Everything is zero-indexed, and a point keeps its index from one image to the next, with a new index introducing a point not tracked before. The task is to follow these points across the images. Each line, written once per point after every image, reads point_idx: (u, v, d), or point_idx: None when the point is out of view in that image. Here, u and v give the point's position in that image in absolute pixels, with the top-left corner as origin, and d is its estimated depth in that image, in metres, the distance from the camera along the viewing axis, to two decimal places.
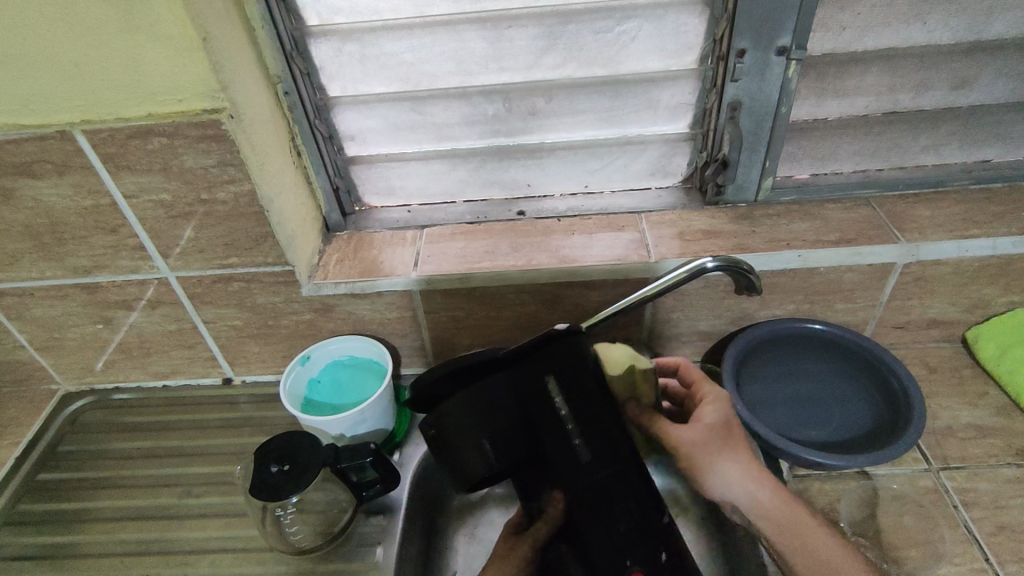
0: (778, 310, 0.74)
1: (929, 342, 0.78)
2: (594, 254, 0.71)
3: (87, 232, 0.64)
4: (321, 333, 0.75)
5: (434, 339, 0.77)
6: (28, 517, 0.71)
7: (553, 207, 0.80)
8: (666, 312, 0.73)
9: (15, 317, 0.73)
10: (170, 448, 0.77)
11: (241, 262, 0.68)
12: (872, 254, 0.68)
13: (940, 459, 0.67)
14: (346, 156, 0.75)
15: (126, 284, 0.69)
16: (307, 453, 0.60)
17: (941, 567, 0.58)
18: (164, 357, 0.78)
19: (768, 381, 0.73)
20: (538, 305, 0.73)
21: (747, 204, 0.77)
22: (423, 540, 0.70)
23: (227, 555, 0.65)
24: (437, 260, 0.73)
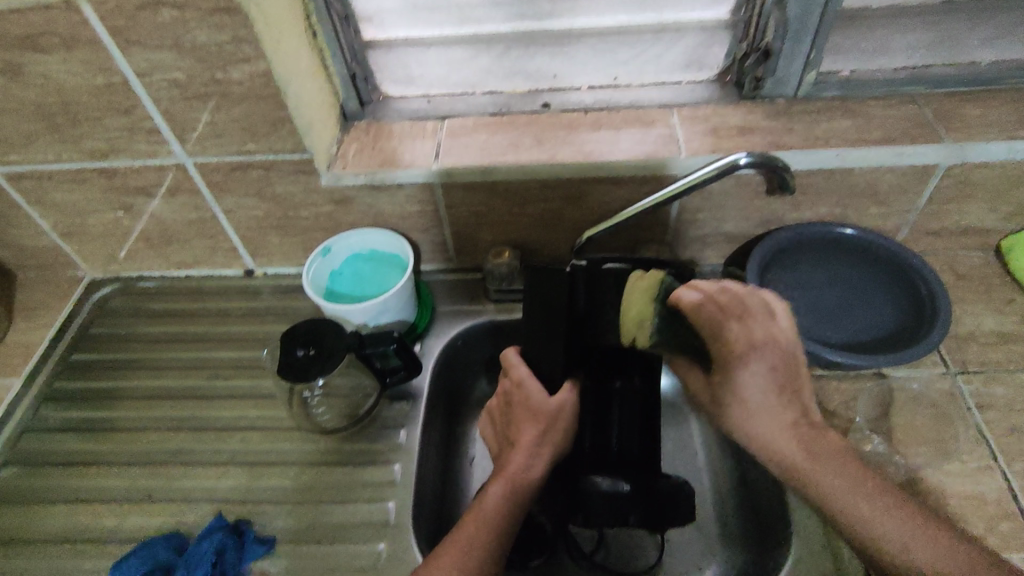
0: (809, 213, 0.72)
1: (961, 250, 0.76)
2: (622, 149, 0.69)
3: (100, 112, 0.63)
4: (341, 225, 0.75)
5: (455, 235, 0.76)
6: (66, 393, 0.74)
7: (580, 99, 0.76)
8: (692, 212, 0.71)
9: (36, 202, 0.73)
10: (197, 334, 0.79)
11: (259, 148, 0.66)
12: (916, 154, 0.65)
13: (959, 363, 0.67)
14: (363, 41, 0.72)
15: (144, 169, 0.68)
16: (333, 338, 0.61)
17: (948, 462, 0.60)
18: (187, 246, 0.79)
19: (792, 286, 0.71)
20: (562, 201, 0.71)
21: (785, 100, 0.72)
22: (445, 425, 0.74)
23: (257, 433, 0.68)
24: (459, 152, 0.70)
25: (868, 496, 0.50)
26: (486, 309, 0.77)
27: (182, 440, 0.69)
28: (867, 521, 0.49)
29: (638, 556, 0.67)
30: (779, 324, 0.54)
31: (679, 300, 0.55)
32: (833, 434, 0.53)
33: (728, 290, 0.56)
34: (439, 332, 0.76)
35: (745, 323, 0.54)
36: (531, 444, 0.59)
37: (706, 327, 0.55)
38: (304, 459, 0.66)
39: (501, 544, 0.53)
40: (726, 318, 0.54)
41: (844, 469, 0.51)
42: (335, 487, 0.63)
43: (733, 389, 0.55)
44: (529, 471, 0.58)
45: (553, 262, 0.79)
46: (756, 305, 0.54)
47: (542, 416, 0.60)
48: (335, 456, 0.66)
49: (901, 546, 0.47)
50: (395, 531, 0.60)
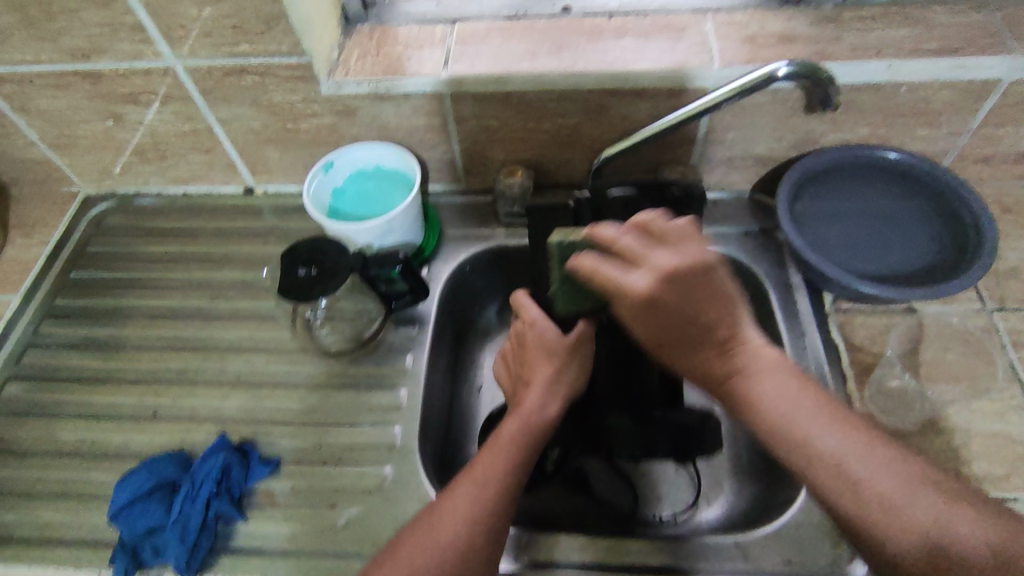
0: (849, 134, 0.66)
1: (1009, 180, 0.70)
2: (649, 58, 0.63)
3: (77, 5, 0.57)
4: (343, 140, 0.70)
5: (465, 153, 0.71)
6: (67, 311, 0.72)
7: (605, 3, 0.69)
8: (722, 130, 0.66)
9: (20, 108, 0.68)
10: (197, 253, 0.76)
11: (253, 50, 0.60)
12: (977, 67, 0.58)
13: (997, 299, 0.63)
14: None
15: (130, 73, 0.63)
16: (336, 257, 0.58)
17: (977, 401, 0.57)
18: (182, 160, 0.75)
19: (824, 216, 0.67)
20: (581, 116, 0.66)
21: (834, 6, 0.65)
22: (452, 351, 0.72)
23: (260, 355, 0.67)
24: (470, 59, 0.64)
25: (825, 420, 0.45)
26: (496, 233, 0.73)
27: (185, 360, 0.67)
28: (819, 440, 0.45)
29: (670, 493, 0.65)
30: (694, 248, 0.47)
31: (579, 262, 0.49)
32: (770, 351, 0.48)
33: (627, 234, 0.48)
34: (447, 256, 0.72)
35: (674, 253, 0.47)
36: (546, 381, 0.57)
37: (606, 284, 0.48)
38: (308, 382, 0.64)
39: (517, 479, 0.51)
40: (653, 251, 0.47)
41: (787, 385, 0.47)
42: (338, 410, 0.62)
43: (660, 328, 0.47)
44: (546, 409, 0.56)
45: (569, 184, 0.75)
46: (683, 231, 0.48)
47: (556, 354, 0.59)
48: (340, 379, 0.64)
49: (840, 464, 0.44)
50: (401, 455, 0.59)
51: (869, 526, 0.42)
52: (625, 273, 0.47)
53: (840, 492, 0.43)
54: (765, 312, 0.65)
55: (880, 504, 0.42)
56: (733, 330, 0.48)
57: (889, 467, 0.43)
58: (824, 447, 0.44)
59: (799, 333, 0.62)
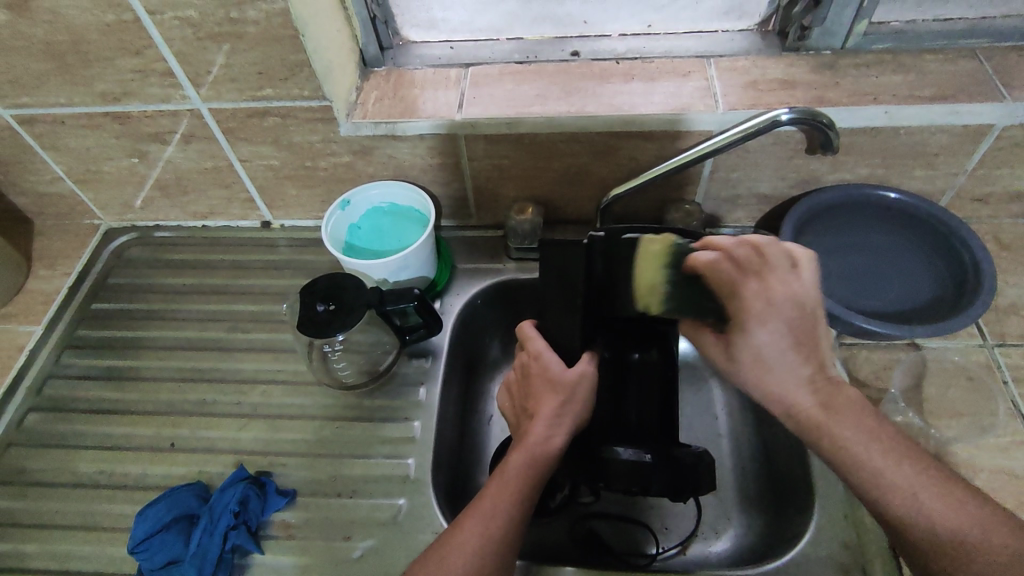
0: (849, 174, 0.68)
1: (1006, 218, 0.72)
2: (655, 102, 0.65)
3: (111, 52, 0.60)
4: (360, 177, 0.73)
5: (476, 191, 0.74)
6: (88, 342, 0.74)
7: (612, 48, 0.72)
8: (726, 170, 0.68)
9: (49, 146, 0.71)
10: (214, 286, 0.78)
11: (276, 94, 0.63)
12: (970, 113, 0.61)
13: (997, 335, 0.65)
14: None
15: (157, 114, 0.66)
16: (353, 293, 0.60)
17: (980, 436, 0.58)
18: (203, 196, 0.77)
19: (826, 251, 0.69)
20: (589, 156, 0.68)
21: (831, 52, 0.68)
22: (464, 383, 0.73)
23: (277, 386, 0.68)
24: (483, 102, 0.67)
25: (879, 448, 0.47)
26: (506, 267, 0.75)
27: (203, 391, 0.69)
28: (876, 466, 0.47)
29: (675, 525, 0.67)
30: (800, 281, 0.50)
31: (694, 260, 0.51)
32: (851, 389, 0.50)
33: (737, 251, 0.51)
34: (459, 289, 0.74)
35: (767, 281, 0.50)
36: (551, 414, 0.57)
37: (722, 285, 0.51)
38: (323, 413, 0.66)
39: (523, 514, 0.52)
40: (769, 273, 0.50)
41: (862, 422, 0.49)
42: (353, 442, 0.64)
43: (741, 349, 0.52)
44: (550, 443, 0.56)
45: (577, 220, 0.77)
46: (774, 256, 0.50)
47: (561, 387, 0.58)
48: (354, 411, 0.66)
49: (908, 490, 0.46)
50: (415, 487, 0.60)
51: (913, 536, 0.45)
52: (739, 289, 0.50)
53: (898, 511, 0.46)
54: None
55: (930, 525, 0.44)
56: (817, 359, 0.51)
57: (949, 496, 0.45)
58: (878, 470, 0.47)
59: None
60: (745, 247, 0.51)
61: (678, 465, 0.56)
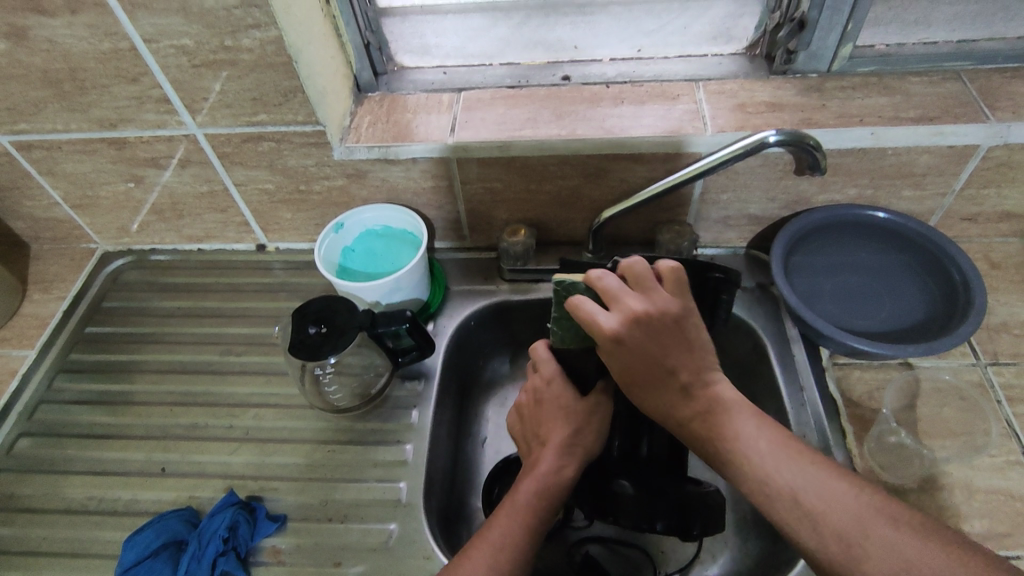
0: (838, 195, 0.69)
1: (996, 237, 0.73)
2: (644, 125, 0.66)
3: (108, 80, 0.61)
4: (354, 201, 0.73)
5: (469, 213, 0.74)
6: (80, 365, 0.74)
7: (602, 72, 0.73)
8: (716, 191, 0.69)
9: (46, 172, 0.72)
10: (208, 309, 0.78)
11: (271, 119, 0.64)
12: (955, 134, 0.62)
13: (990, 354, 0.65)
14: (377, 8, 0.69)
15: (153, 140, 0.67)
16: (345, 316, 0.60)
17: (976, 457, 0.58)
18: (198, 219, 0.78)
19: (818, 272, 0.69)
20: (581, 179, 0.69)
21: (818, 76, 0.69)
22: (457, 406, 0.73)
23: (269, 410, 0.68)
24: (475, 126, 0.68)
25: (783, 459, 0.47)
26: (500, 288, 0.76)
27: (195, 415, 0.68)
28: (785, 482, 0.46)
29: (674, 549, 0.66)
30: (669, 298, 0.50)
31: (575, 303, 0.51)
32: (729, 392, 0.51)
33: (605, 278, 0.51)
34: (452, 311, 0.74)
35: (646, 299, 0.50)
36: (562, 442, 0.58)
37: (585, 321, 0.50)
38: (315, 437, 0.66)
39: (535, 541, 0.52)
40: (626, 295, 0.50)
41: (748, 432, 0.49)
42: (345, 466, 0.63)
43: (635, 370, 0.50)
44: (562, 471, 0.56)
45: (570, 242, 0.77)
46: (670, 277, 0.51)
47: (574, 416, 0.59)
48: (346, 435, 0.65)
49: (817, 507, 0.44)
50: (407, 512, 0.60)
51: (834, 563, 0.43)
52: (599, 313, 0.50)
53: (810, 532, 0.44)
54: (763, 366, 0.67)
55: (845, 542, 0.43)
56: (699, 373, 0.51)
57: (848, 501, 0.44)
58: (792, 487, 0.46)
59: (797, 388, 0.63)
60: (612, 275, 0.52)
61: (682, 496, 0.57)
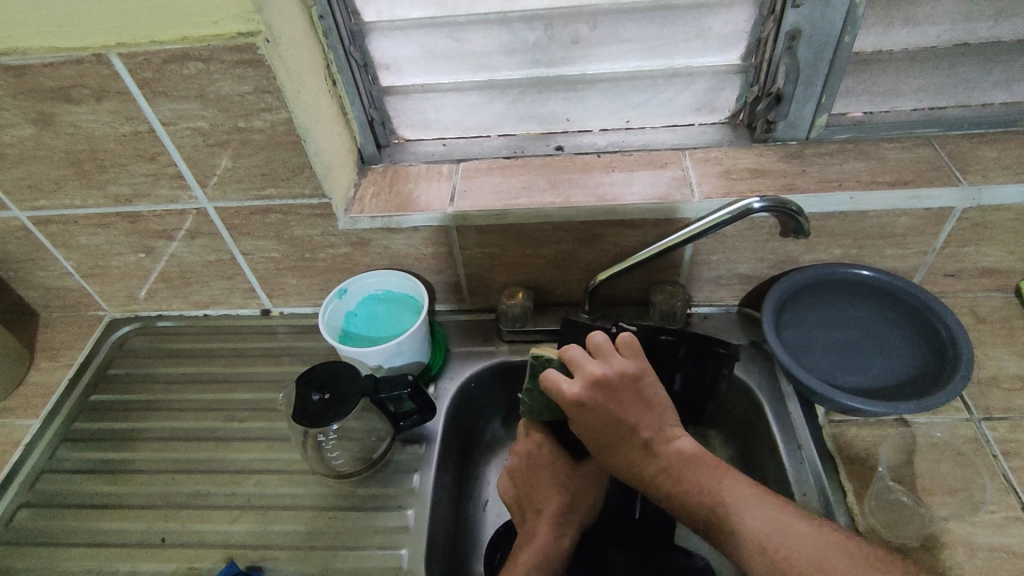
0: (824, 254, 0.71)
1: (980, 291, 0.75)
2: (635, 192, 0.69)
3: (125, 159, 0.64)
4: (357, 267, 0.76)
5: (469, 276, 0.77)
6: (84, 434, 0.75)
7: (593, 142, 0.77)
8: (706, 253, 0.71)
9: (60, 244, 0.74)
10: (213, 375, 0.79)
11: (279, 193, 0.67)
12: (930, 197, 0.65)
13: (982, 409, 0.66)
14: (380, 87, 0.73)
15: (166, 213, 0.70)
16: (348, 382, 0.62)
17: (976, 513, 0.58)
18: (205, 287, 0.80)
19: (807, 327, 0.71)
20: (576, 243, 0.72)
21: (797, 143, 0.73)
22: (458, 469, 0.73)
23: (271, 476, 0.68)
24: (473, 195, 0.71)
25: (730, 496, 0.51)
26: (499, 349, 0.77)
27: (196, 482, 0.69)
28: (743, 514, 0.49)
29: None
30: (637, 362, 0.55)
31: (545, 377, 0.55)
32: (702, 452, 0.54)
33: (572, 349, 0.56)
34: (452, 373, 0.75)
35: (606, 364, 0.54)
36: (558, 512, 0.61)
37: (553, 390, 0.55)
38: (316, 503, 0.66)
39: None
40: (588, 362, 0.55)
41: (716, 474, 0.52)
42: (346, 533, 0.63)
43: (595, 430, 0.54)
44: (559, 540, 0.60)
45: (568, 303, 0.80)
46: (619, 346, 0.55)
47: (569, 485, 0.63)
48: (348, 500, 0.66)
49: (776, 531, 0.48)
50: None
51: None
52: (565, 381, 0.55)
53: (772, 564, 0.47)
54: (760, 424, 0.68)
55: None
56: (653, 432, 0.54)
57: (798, 531, 0.48)
58: (737, 519, 0.49)
59: (796, 446, 0.64)
60: (577, 345, 0.56)
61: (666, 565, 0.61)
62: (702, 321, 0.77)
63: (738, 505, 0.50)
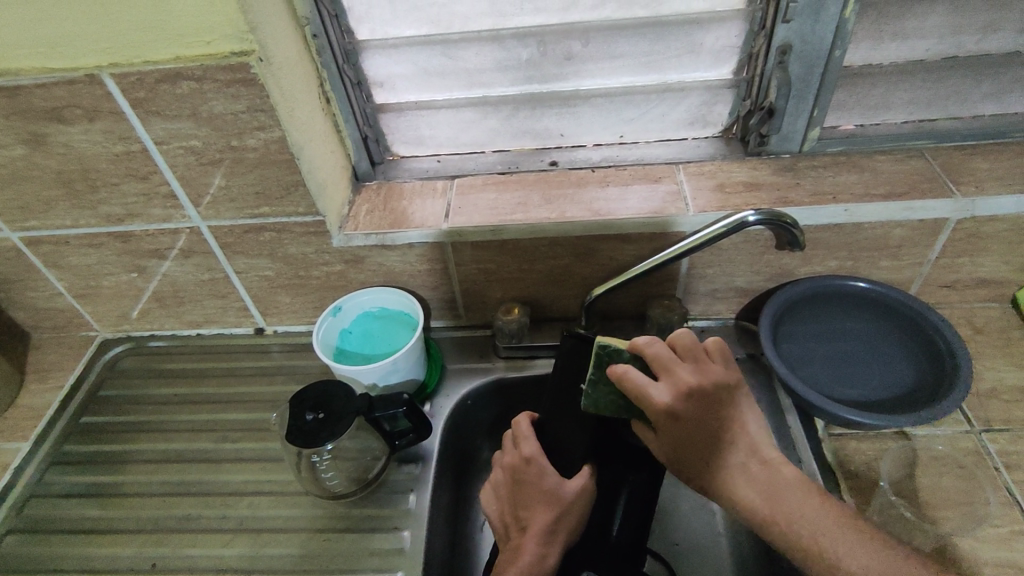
0: (820, 267, 0.71)
1: (977, 302, 0.75)
2: (630, 207, 0.69)
3: (118, 179, 0.64)
4: (351, 284, 0.75)
5: (464, 292, 0.76)
6: (74, 457, 0.73)
7: (587, 157, 0.77)
8: (702, 267, 0.71)
9: (52, 265, 0.74)
10: (205, 395, 0.78)
11: (272, 211, 0.67)
12: (924, 208, 0.65)
13: (983, 421, 0.66)
14: (374, 105, 0.73)
15: (158, 233, 0.70)
16: (342, 402, 0.61)
17: (980, 528, 0.58)
18: (198, 306, 0.79)
19: (806, 339, 0.71)
20: (571, 258, 0.72)
21: (791, 156, 0.73)
22: (454, 488, 0.72)
23: (265, 498, 0.67)
24: (468, 211, 0.71)
25: (822, 513, 0.49)
26: (495, 365, 0.77)
27: (188, 506, 0.67)
28: (841, 551, 0.47)
29: None
30: (723, 370, 0.54)
31: (627, 374, 0.53)
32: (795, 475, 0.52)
33: (658, 348, 0.55)
34: (448, 391, 0.75)
35: (696, 370, 0.53)
36: (545, 529, 0.59)
37: (636, 392, 0.52)
38: (310, 525, 0.64)
39: None
40: (677, 366, 0.53)
41: (809, 502, 0.50)
42: (341, 556, 0.62)
43: (687, 442, 0.52)
44: (544, 559, 0.58)
45: (564, 318, 0.79)
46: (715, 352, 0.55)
47: (556, 500, 0.60)
48: (343, 521, 0.64)
49: (870, 569, 0.46)
50: None
51: None
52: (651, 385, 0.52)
53: None
54: None
55: None
56: (744, 445, 0.53)
57: (901, 566, 0.46)
58: (837, 557, 0.47)
59: (796, 461, 0.63)
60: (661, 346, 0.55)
61: None
62: (699, 334, 0.77)
63: (834, 535, 0.48)
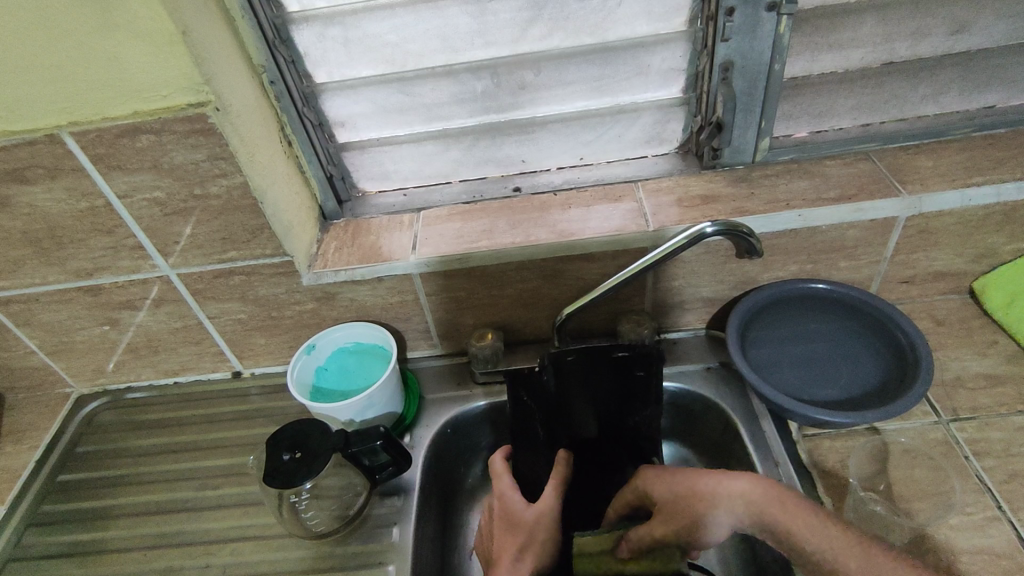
0: (781, 272, 0.73)
1: (937, 295, 0.77)
2: (592, 227, 0.71)
3: (84, 234, 0.65)
4: (324, 322, 0.76)
5: (438, 321, 0.77)
6: (51, 518, 0.72)
7: (549, 181, 0.79)
8: (667, 280, 0.72)
9: (23, 323, 0.74)
10: (185, 443, 0.78)
11: (240, 255, 0.68)
12: (873, 209, 0.67)
13: (950, 411, 0.67)
14: (337, 144, 0.75)
15: (128, 284, 0.70)
16: (319, 440, 0.61)
17: (952, 516, 0.59)
18: (173, 354, 0.79)
19: (774, 344, 0.72)
20: (539, 280, 0.73)
21: (744, 166, 0.76)
22: (440, 518, 0.72)
23: (248, 543, 0.67)
24: (435, 242, 0.72)
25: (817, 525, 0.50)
26: (474, 392, 0.77)
27: (171, 557, 0.67)
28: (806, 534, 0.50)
29: None
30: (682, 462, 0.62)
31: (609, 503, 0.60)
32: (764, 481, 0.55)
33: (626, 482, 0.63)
34: (428, 421, 0.75)
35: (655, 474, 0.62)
36: (510, 560, 0.59)
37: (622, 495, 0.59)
38: (295, 568, 0.64)
39: None
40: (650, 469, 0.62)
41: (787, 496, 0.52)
42: None
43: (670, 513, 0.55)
44: None
45: (537, 339, 0.80)
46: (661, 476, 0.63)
47: (521, 528, 0.61)
48: (328, 561, 0.64)
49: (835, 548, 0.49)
50: None
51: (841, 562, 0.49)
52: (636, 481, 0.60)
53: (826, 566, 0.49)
54: (738, 446, 0.68)
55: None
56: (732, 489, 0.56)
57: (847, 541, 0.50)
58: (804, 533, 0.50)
59: (772, 463, 0.64)
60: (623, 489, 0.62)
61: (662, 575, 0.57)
62: (673, 345, 0.78)
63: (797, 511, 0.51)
